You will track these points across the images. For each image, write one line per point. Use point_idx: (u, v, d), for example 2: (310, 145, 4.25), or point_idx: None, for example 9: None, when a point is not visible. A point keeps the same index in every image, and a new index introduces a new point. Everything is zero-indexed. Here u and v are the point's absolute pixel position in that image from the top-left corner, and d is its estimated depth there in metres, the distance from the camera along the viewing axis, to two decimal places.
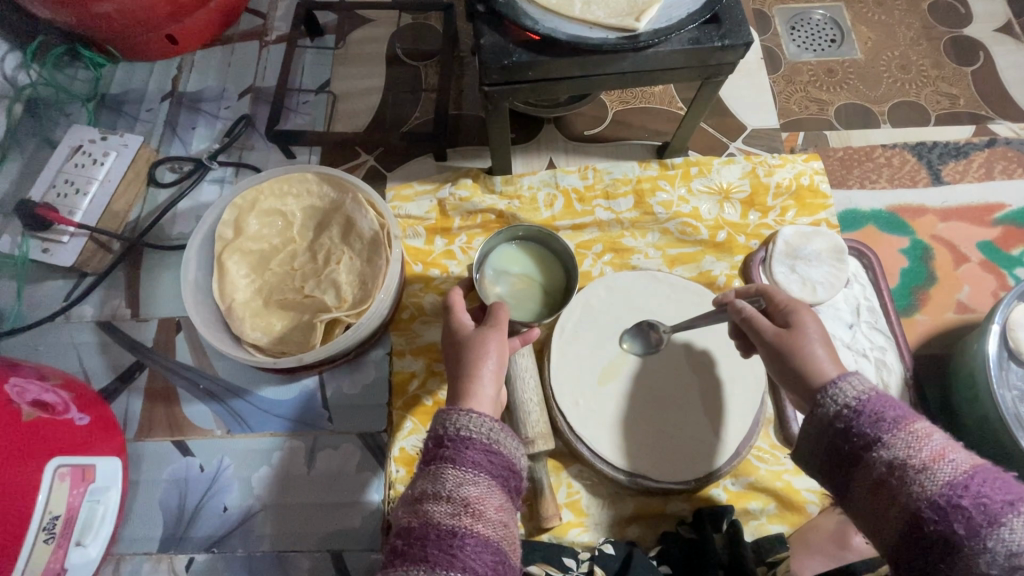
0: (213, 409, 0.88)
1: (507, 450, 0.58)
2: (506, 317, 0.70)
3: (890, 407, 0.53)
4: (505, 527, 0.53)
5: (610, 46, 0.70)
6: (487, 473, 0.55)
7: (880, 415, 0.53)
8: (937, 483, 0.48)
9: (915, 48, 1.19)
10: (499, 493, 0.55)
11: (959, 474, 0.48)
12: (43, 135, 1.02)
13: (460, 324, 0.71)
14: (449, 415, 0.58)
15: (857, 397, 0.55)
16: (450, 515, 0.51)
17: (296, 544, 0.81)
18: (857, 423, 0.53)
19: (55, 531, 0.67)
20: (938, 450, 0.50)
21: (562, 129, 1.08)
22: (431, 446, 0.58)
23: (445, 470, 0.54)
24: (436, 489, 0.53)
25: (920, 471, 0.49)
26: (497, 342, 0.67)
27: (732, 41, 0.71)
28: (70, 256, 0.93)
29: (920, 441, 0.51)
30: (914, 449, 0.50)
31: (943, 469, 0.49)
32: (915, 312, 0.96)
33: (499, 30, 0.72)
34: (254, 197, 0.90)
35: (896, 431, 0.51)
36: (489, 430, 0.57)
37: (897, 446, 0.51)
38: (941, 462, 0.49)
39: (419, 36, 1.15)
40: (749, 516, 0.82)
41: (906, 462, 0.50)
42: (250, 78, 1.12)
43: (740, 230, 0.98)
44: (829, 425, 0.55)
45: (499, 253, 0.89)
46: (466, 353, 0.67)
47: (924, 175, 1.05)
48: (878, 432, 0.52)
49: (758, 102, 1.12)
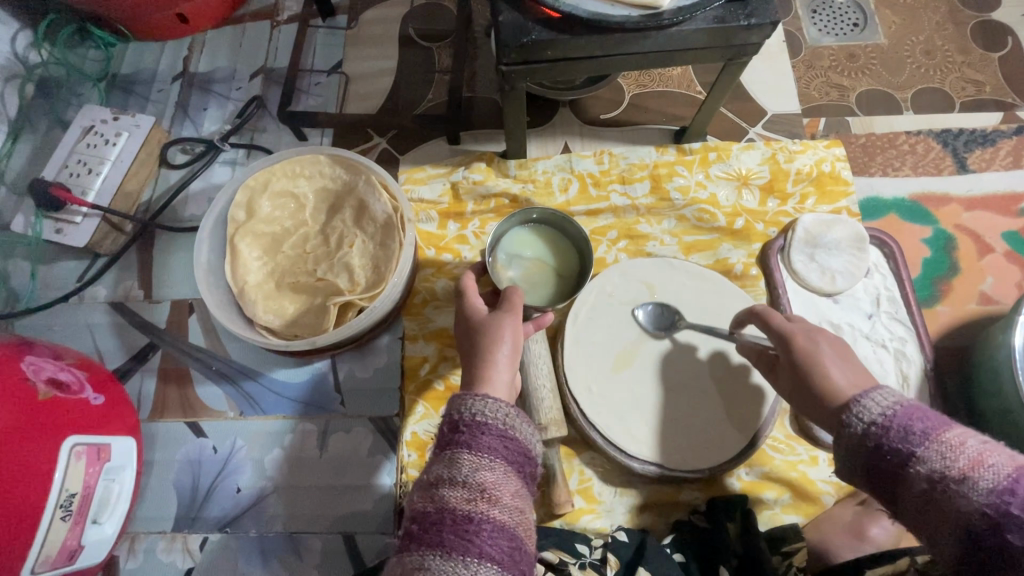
0: (226, 391, 0.88)
1: (523, 436, 0.57)
2: (520, 302, 0.69)
3: (918, 419, 0.52)
4: (521, 513, 0.53)
5: (632, 24, 0.68)
6: (503, 459, 0.54)
7: (908, 428, 0.51)
8: (980, 492, 0.46)
9: (941, 33, 1.16)
10: (515, 479, 0.54)
11: (1002, 479, 0.45)
12: (55, 115, 1.01)
13: (473, 309, 0.70)
14: (465, 400, 0.58)
15: (883, 413, 0.54)
16: (466, 500, 0.51)
17: (309, 526, 0.81)
18: (888, 440, 0.52)
19: (72, 508, 0.68)
20: (976, 456, 0.48)
21: (578, 113, 1.06)
22: (445, 431, 0.57)
23: (461, 456, 0.54)
24: (452, 473, 0.52)
25: (960, 481, 0.47)
26: (512, 327, 0.67)
27: (759, 20, 0.69)
28: (82, 237, 0.91)
29: (955, 450, 0.49)
30: (950, 458, 0.48)
31: (984, 476, 0.46)
32: (937, 303, 0.94)
33: (518, 7, 0.70)
34: (266, 178, 0.89)
35: (928, 443, 0.50)
36: (504, 415, 0.57)
37: (931, 459, 0.49)
38: (981, 468, 0.47)
39: (432, 17, 1.13)
40: (763, 505, 0.81)
41: (944, 474, 0.48)
42: (261, 59, 1.10)
43: (759, 217, 0.96)
44: (859, 445, 0.54)
45: (511, 236, 0.88)
46: (480, 338, 0.66)
47: (949, 163, 1.03)
48: (910, 446, 0.51)
49: (778, 87, 1.09)
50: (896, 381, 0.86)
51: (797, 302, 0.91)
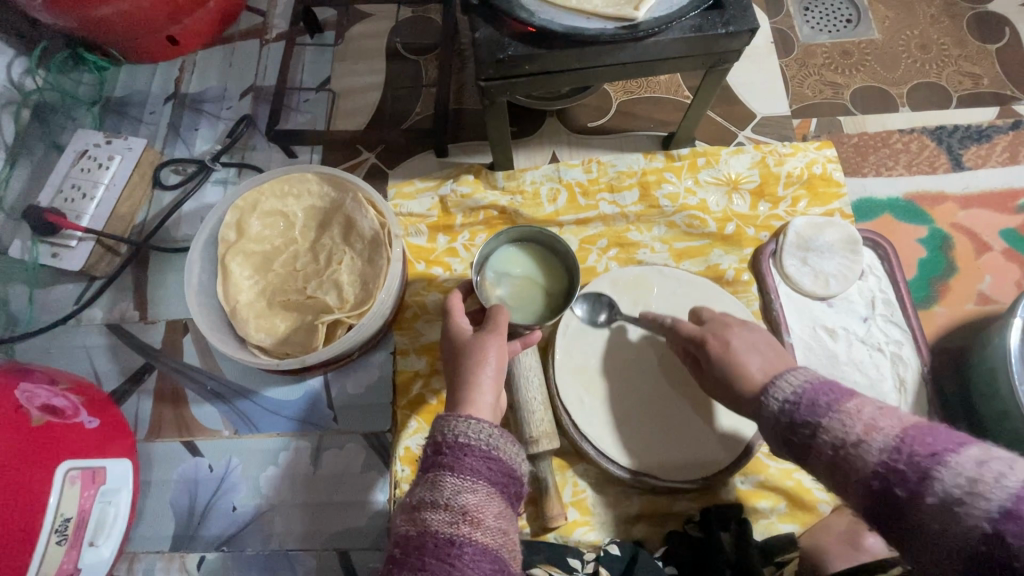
0: (221, 410, 0.89)
1: (507, 456, 0.57)
2: (504, 321, 0.69)
3: (826, 392, 0.54)
4: (505, 534, 0.53)
5: (608, 37, 0.67)
6: (486, 480, 0.54)
7: (816, 401, 0.54)
8: (874, 451, 0.47)
9: (936, 26, 1.14)
10: (499, 500, 0.54)
11: (890, 439, 0.47)
12: (50, 140, 1.02)
13: (459, 329, 0.70)
14: (448, 422, 0.58)
15: (794, 390, 0.56)
16: (448, 523, 0.51)
17: (304, 543, 0.82)
18: (798, 414, 0.54)
19: (67, 532, 0.69)
20: (870, 422, 0.49)
21: (566, 122, 1.05)
22: (430, 453, 0.57)
23: (443, 478, 0.54)
24: (434, 496, 0.52)
25: (857, 445, 0.49)
26: (495, 348, 0.66)
27: (737, 27, 0.68)
28: (77, 261, 0.93)
29: (852, 417, 0.50)
30: (849, 425, 0.50)
31: (876, 439, 0.48)
32: (933, 304, 0.92)
33: (494, 22, 0.70)
34: (255, 198, 0.89)
35: (832, 414, 0.52)
36: (488, 436, 0.57)
37: (834, 428, 0.51)
38: (873, 432, 0.48)
39: (419, 30, 1.14)
40: (758, 515, 0.80)
41: (844, 441, 0.50)
42: (250, 77, 1.11)
43: (750, 222, 0.95)
44: (776, 422, 0.56)
45: (500, 254, 0.87)
46: (463, 359, 0.66)
47: (944, 160, 1.01)
48: (817, 418, 0.52)
49: (769, 88, 1.08)
50: (892, 385, 0.85)
51: (790, 306, 0.90)
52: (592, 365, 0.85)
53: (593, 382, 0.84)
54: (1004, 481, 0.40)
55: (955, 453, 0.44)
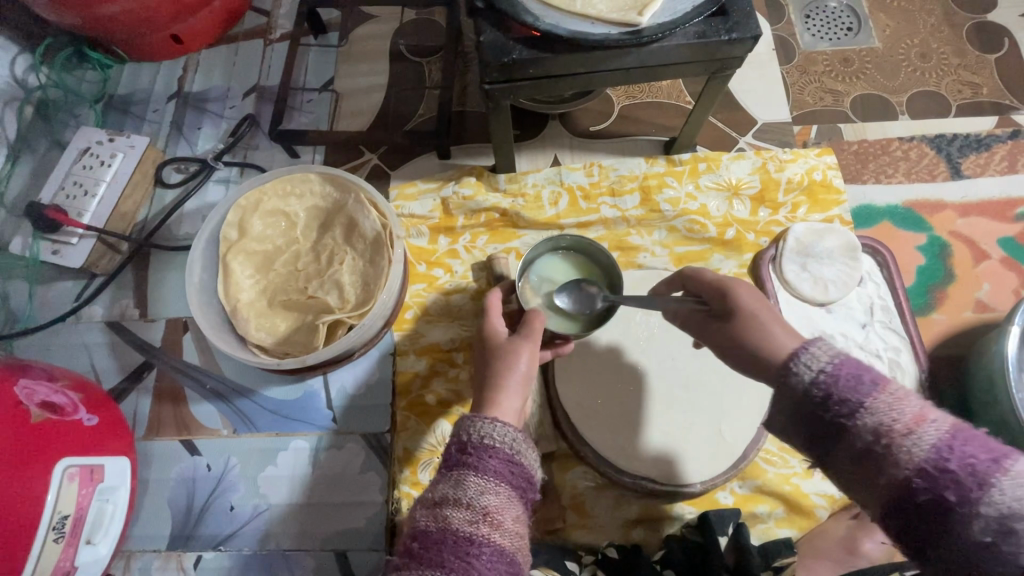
0: (220, 409, 0.88)
1: (528, 462, 0.57)
2: (540, 327, 0.68)
3: (866, 371, 0.51)
4: (520, 538, 0.53)
5: (613, 41, 0.68)
6: (508, 484, 0.54)
7: (858, 378, 0.50)
8: (924, 447, 0.46)
9: (936, 35, 1.15)
10: (517, 504, 0.54)
11: (943, 436, 0.46)
12: (53, 136, 1.03)
13: (493, 331, 0.70)
14: (474, 422, 0.58)
15: (830, 362, 0.52)
16: (468, 522, 0.51)
17: (302, 544, 0.81)
18: (836, 389, 0.50)
19: (65, 530, 0.68)
20: (920, 412, 0.48)
21: (568, 125, 1.06)
22: (453, 450, 0.57)
23: (467, 477, 0.54)
24: (457, 494, 0.53)
25: (905, 435, 0.47)
26: (529, 354, 0.66)
27: (740, 34, 0.68)
28: (79, 257, 0.94)
29: (900, 403, 0.48)
30: (897, 413, 0.48)
31: (927, 432, 0.46)
32: (931, 311, 0.93)
33: (499, 26, 0.70)
34: (257, 198, 0.90)
35: (878, 395, 0.49)
36: (512, 440, 0.57)
37: (879, 411, 0.48)
38: (923, 424, 0.47)
39: (423, 32, 1.14)
40: (756, 520, 0.80)
41: (890, 427, 0.47)
42: (255, 77, 1.12)
43: (750, 227, 0.96)
44: (804, 395, 0.52)
45: (543, 260, 0.84)
46: (496, 362, 0.66)
47: (943, 169, 1.02)
48: (859, 397, 0.49)
49: (769, 95, 1.09)
50: None
51: (790, 311, 0.90)
52: (591, 370, 0.86)
53: (593, 385, 0.85)
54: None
55: (1013, 460, 0.44)
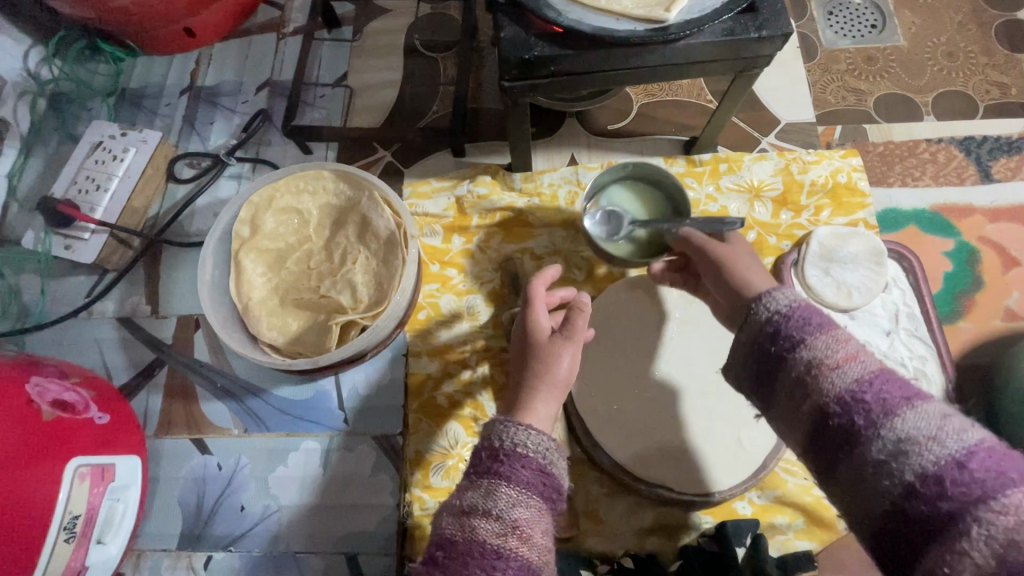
0: (231, 408, 0.88)
1: (559, 473, 0.56)
2: (583, 328, 0.67)
3: (819, 315, 0.53)
4: (548, 553, 0.52)
5: (638, 38, 0.66)
6: (539, 496, 0.53)
7: (807, 320, 0.53)
8: (847, 380, 0.48)
9: (964, 33, 1.11)
10: (547, 517, 0.53)
11: (866, 372, 0.48)
12: (66, 130, 1.02)
13: (536, 326, 0.68)
14: (507, 428, 0.56)
15: (789, 303, 0.54)
16: (497, 534, 0.50)
17: (312, 546, 0.81)
18: (787, 326, 0.53)
19: (76, 530, 0.68)
20: (853, 351, 0.50)
21: (585, 124, 1.04)
22: (484, 456, 0.56)
23: (498, 487, 0.52)
24: (486, 504, 0.51)
25: (834, 368, 0.49)
26: (570, 355, 0.66)
27: (770, 32, 0.66)
28: (91, 253, 0.93)
29: (839, 343, 0.50)
30: (832, 349, 0.50)
31: (854, 368, 0.48)
32: (958, 319, 0.90)
33: (521, 21, 0.68)
34: (270, 195, 0.88)
35: (819, 334, 0.51)
36: (545, 450, 0.55)
37: (817, 346, 0.51)
38: (853, 362, 0.49)
39: (437, 27, 1.12)
40: (774, 531, 0.79)
41: (823, 361, 0.50)
42: (267, 71, 1.10)
43: (771, 230, 0.93)
44: (759, 333, 0.55)
45: (635, 187, 0.89)
46: (534, 362, 0.66)
47: (972, 172, 0.99)
48: (803, 334, 0.52)
49: (792, 94, 1.06)
50: None
51: None
52: (609, 373, 0.83)
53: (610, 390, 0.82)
54: (959, 434, 0.43)
55: (923, 401, 0.45)
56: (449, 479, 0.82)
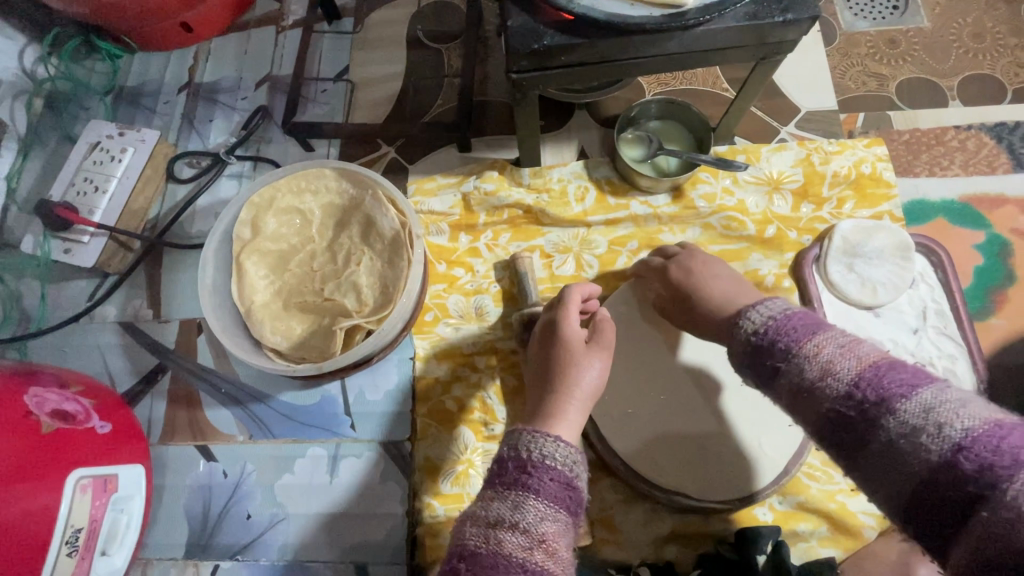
0: (235, 413, 0.86)
1: (581, 487, 0.54)
2: (611, 336, 0.68)
3: (791, 328, 0.52)
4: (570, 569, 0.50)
5: (654, 25, 0.62)
6: (565, 510, 0.51)
7: (776, 344, 0.52)
8: (826, 399, 0.47)
9: (991, 12, 1.06)
10: (570, 531, 0.51)
11: (843, 384, 0.46)
12: (64, 130, 0.99)
13: (568, 327, 0.67)
14: (533, 439, 0.55)
15: (764, 326, 0.54)
16: (524, 548, 0.47)
17: (319, 555, 0.79)
18: (763, 354, 0.53)
19: (78, 543, 0.67)
20: (826, 363, 0.48)
21: (595, 114, 1.00)
22: (511, 468, 0.53)
23: (527, 500, 0.50)
24: (514, 517, 0.49)
25: (811, 391, 0.48)
26: (601, 362, 0.66)
27: (796, 15, 0.62)
28: (91, 257, 0.92)
29: (812, 359, 0.49)
30: (807, 369, 0.49)
31: (830, 383, 0.47)
32: (990, 316, 0.86)
33: (529, 9, 0.64)
34: (271, 195, 0.85)
35: (789, 358, 0.50)
36: (570, 463, 0.54)
37: (791, 370, 0.50)
38: (830, 375, 0.47)
39: (440, 17, 1.08)
40: (797, 538, 0.76)
41: (800, 385, 0.49)
42: (267, 66, 1.07)
43: (791, 224, 0.89)
44: (744, 355, 0.55)
45: (663, 123, 0.93)
46: (564, 367, 0.64)
47: (1003, 160, 0.94)
48: (777, 361, 0.51)
49: (812, 81, 1.01)
50: None
51: (834, 314, 0.84)
52: (623, 376, 0.80)
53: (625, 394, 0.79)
54: (945, 430, 0.40)
55: (905, 398, 0.43)
56: (459, 485, 0.79)
